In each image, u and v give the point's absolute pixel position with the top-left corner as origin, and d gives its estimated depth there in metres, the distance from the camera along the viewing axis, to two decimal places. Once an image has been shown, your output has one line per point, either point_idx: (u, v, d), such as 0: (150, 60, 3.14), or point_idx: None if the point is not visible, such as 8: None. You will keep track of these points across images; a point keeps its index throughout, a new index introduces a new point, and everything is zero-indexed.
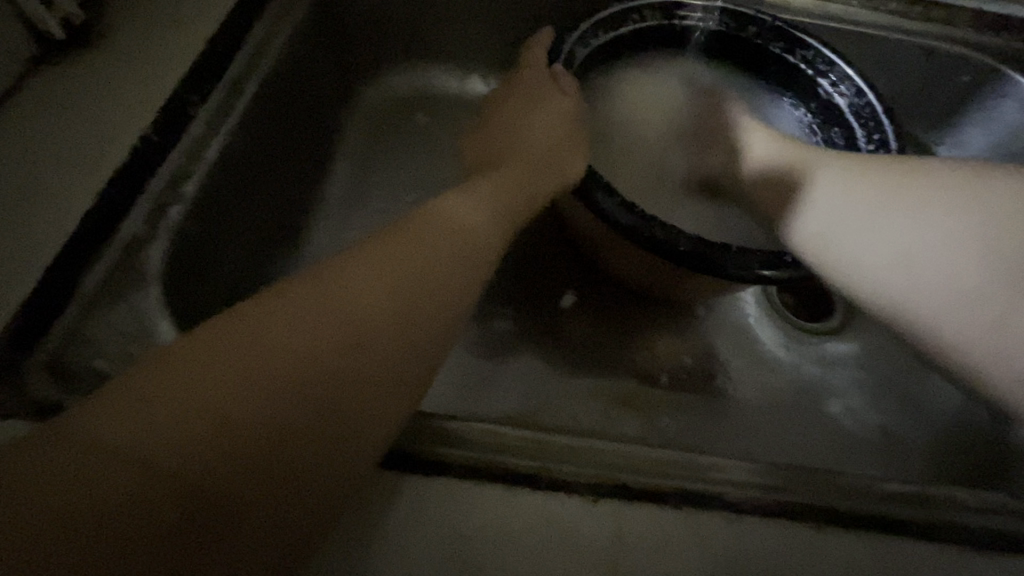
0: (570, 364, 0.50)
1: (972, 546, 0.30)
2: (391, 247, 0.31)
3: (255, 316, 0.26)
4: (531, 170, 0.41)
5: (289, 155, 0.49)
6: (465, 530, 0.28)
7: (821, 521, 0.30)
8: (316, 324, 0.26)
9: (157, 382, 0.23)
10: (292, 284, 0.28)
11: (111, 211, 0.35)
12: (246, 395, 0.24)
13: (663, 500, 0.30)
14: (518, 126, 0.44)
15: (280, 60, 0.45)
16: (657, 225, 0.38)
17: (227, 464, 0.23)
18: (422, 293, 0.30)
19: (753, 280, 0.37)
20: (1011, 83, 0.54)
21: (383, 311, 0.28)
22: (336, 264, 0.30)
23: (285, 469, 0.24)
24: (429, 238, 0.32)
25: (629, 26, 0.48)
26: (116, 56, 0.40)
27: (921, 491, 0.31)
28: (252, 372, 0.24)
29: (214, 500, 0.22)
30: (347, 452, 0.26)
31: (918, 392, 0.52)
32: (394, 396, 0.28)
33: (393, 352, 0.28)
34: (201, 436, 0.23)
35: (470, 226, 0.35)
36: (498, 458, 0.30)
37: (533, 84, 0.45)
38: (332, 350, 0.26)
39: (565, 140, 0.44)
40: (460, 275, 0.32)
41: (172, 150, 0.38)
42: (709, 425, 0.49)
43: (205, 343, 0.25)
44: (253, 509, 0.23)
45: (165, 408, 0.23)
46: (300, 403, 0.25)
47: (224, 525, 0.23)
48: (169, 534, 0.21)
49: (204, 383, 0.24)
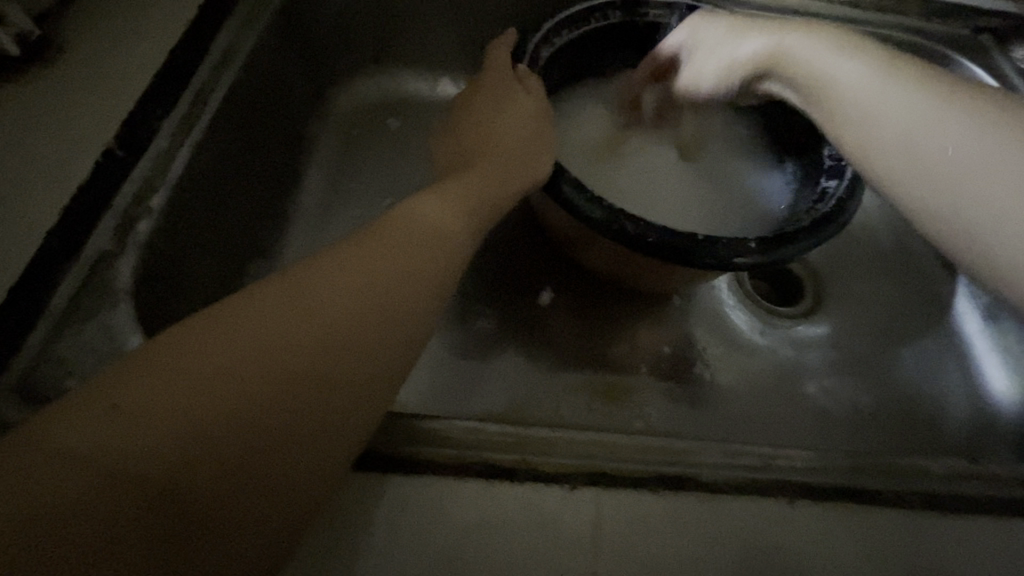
0: (553, 360, 0.51)
1: (936, 510, 0.31)
2: (363, 252, 0.31)
3: (224, 322, 0.26)
4: (500, 169, 0.41)
5: (259, 166, 0.49)
6: (453, 532, 0.28)
7: (792, 495, 0.31)
8: (284, 330, 0.26)
9: (127, 387, 0.23)
10: (263, 289, 0.28)
11: (78, 229, 0.34)
12: (211, 398, 0.24)
13: (639, 486, 0.30)
14: (487, 128, 0.44)
15: (245, 70, 0.45)
16: (625, 217, 0.39)
17: (196, 466, 0.23)
18: (395, 296, 0.30)
19: (722, 267, 0.38)
20: (960, 68, 0.57)
21: (353, 315, 0.28)
22: (305, 269, 0.30)
23: (256, 467, 0.24)
24: (406, 240, 0.33)
25: (593, 24, 0.49)
26: (76, 71, 0.40)
27: (890, 462, 0.32)
28: (218, 380, 0.24)
29: (183, 508, 0.22)
30: (319, 453, 0.26)
31: (891, 368, 0.54)
32: (365, 395, 0.28)
33: (366, 355, 0.28)
34: (171, 439, 0.23)
35: (443, 226, 0.35)
36: (477, 455, 0.30)
37: (499, 84, 0.45)
38: (301, 352, 0.26)
39: (531, 140, 0.44)
40: (434, 274, 0.32)
41: (138, 165, 0.37)
42: (690, 412, 0.50)
43: (173, 349, 0.25)
44: (224, 517, 0.23)
45: (134, 413, 0.23)
46: (266, 404, 0.25)
47: (193, 532, 0.23)
48: (143, 534, 0.22)
49: (174, 388, 0.24)
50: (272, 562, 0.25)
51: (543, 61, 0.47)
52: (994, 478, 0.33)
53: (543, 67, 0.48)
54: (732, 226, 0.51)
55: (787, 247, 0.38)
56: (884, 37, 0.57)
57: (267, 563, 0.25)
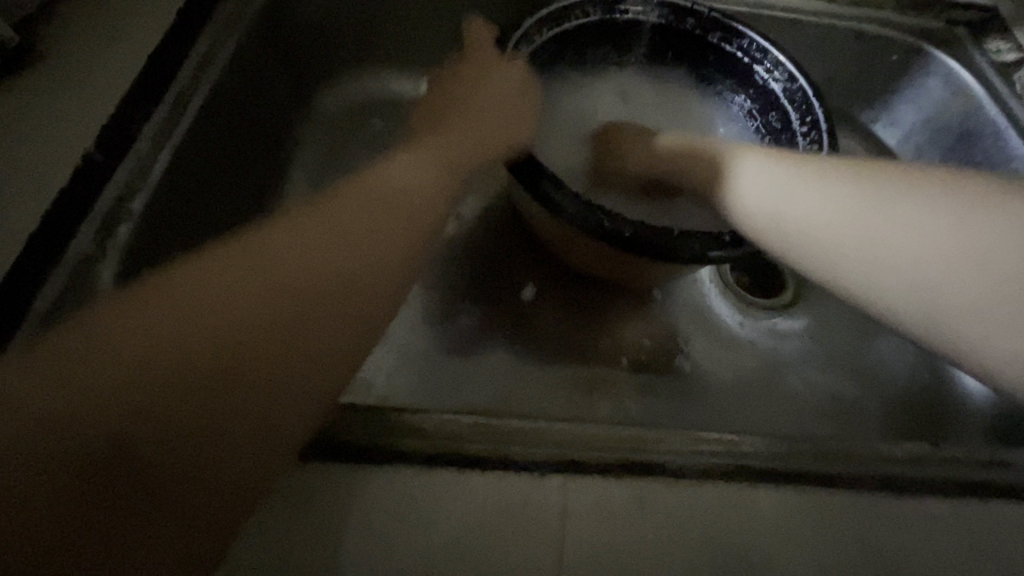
0: (534, 355, 0.52)
1: (896, 492, 0.32)
2: (340, 217, 0.31)
3: (171, 293, 0.25)
4: (478, 140, 0.42)
5: (241, 167, 0.50)
6: (425, 521, 0.29)
7: (756, 480, 0.32)
8: (232, 309, 0.26)
9: (71, 361, 0.23)
10: (215, 258, 0.27)
11: (58, 233, 0.35)
12: (152, 379, 0.23)
13: (607, 473, 0.31)
14: (466, 100, 0.45)
15: (225, 73, 0.46)
16: (603, 213, 0.39)
17: (138, 445, 0.23)
18: (356, 274, 0.29)
19: (696, 260, 0.39)
20: (934, 60, 0.58)
21: (307, 295, 0.27)
22: (283, 226, 0.29)
23: (199, 450, 0.24)
24: (373, 213, 0.32)
25: (573, 22, 0.50)
26: (56, 77, 0.40)
27: (853, 447, 0.33)
28: (187, 332, 0.25)
29: (153, 450, 0.23)
30: (267, 438, 0.26)
31: (866, 357, 0.55)
32: (319, 378, 0.27)
33: (320, 337, 0.27)
34: (112, 418, 0.23)
35: (419, 192, 0.35)
36: (449, 446, 0.31)
37: (481, 63, 0.46)
38: (249, 334, 0.25)
39: (508, 113, 0.45)
40: (401, 251, 0.32)
41: (118, 169, 0.38)
42: (669, 403, 0.51)
43: (118, 320, 0.24)
44: (193, 462, 0.24)
45: (77, 389, 0.23)
46: (210, 387, 0.24)
47: (135, 508, 0.23)
48: (86, 507, 0.23)
49: (114, 366, 0.23)
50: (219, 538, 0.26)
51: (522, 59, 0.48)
52: (953, 461, 0.34)
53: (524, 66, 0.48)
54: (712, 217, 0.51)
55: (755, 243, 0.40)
56: (861, 32, 0.59)
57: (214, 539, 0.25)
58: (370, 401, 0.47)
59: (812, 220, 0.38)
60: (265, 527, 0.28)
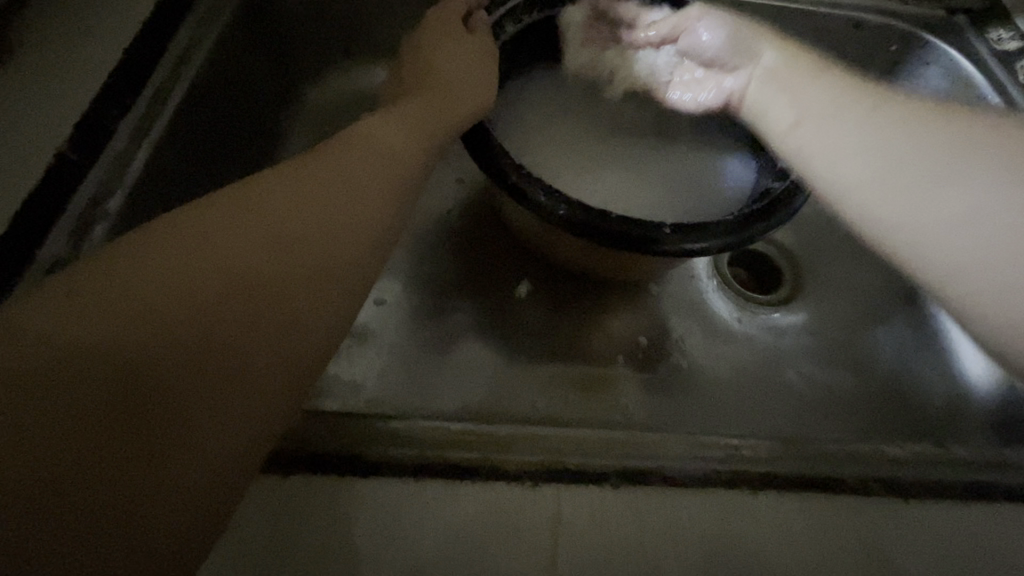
0: (527, 354, 0.51)
1: (900, 497, 0.31)
2: (303, 179, 0.30)
3: (129, 269, 0.24)
4: (444, 97, 0.39)
5: (224, 163, 0.48)
6: (413, 532, 0.28)
7: (756, 486, 0.31)
8: (197, 278, 0.25)
9: (27, 348, 0.22)
10: (169, 229, 0.26)
11: (30, 234, 0.34)
12: (123, 354, 0.23)
13: (602, 481, 0.30)
14: (429, 64, 0.42)
15: (206, 66, 0.44)
16: (564, 201, 0.37)
17: (113, 423, 0.22)
18: (325, 233, 0.28)
19: (672, 254, 0.37)
20: (933, 50, 0.57)
21: (275, 256, 0.27)
22: (245, 190, 0.29)
23: (180, 424, 0.23)
24: (337, 173, 0.31)
25: (564, 6, 0.48)
26: (28, 70, 0.39)
27: (856, 450, 0.32)
28: (156, 298, 0.24)
29: (138, 409, 0.23)
30: (248, 404, 0.25)
31: (868, 352, 0.54)
32: (296, 338, 0.26)
33: (293, 298, 0.27)
34: (82, 396, 0.22)
35: (391, 152, 0.34)
36: (439, 454, 0.30)
37: (447, 27, 0.44)
38: (219, 300, 0.25)
39: (478, 72, 0.42)
40: (371, 213, 0.30)
41: (92, 168, 0.37)
42: (666, 401, 0.50)
43: (74, 303, 0.23)
44: (183, 416, 0.23)
45: (38, 375, 0.22)
46: (186, 357, 0.24)
47: (115, 495, 0.22)
48: (59, 500, 0.21)
49: (79, 345, 0.22)
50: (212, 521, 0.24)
51: (506, 36, 0.47)
52: (955, 461, 0.33)
53: (506, 45, 0.47)
54: (683, 202, 0.49)
55: (743, 228, 0.37)
56: (859, 21, 0.57)
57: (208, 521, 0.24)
58: (359, 405, 0.45)
59: (855, 166, 0.34)
60: (245, 536, 0.27)
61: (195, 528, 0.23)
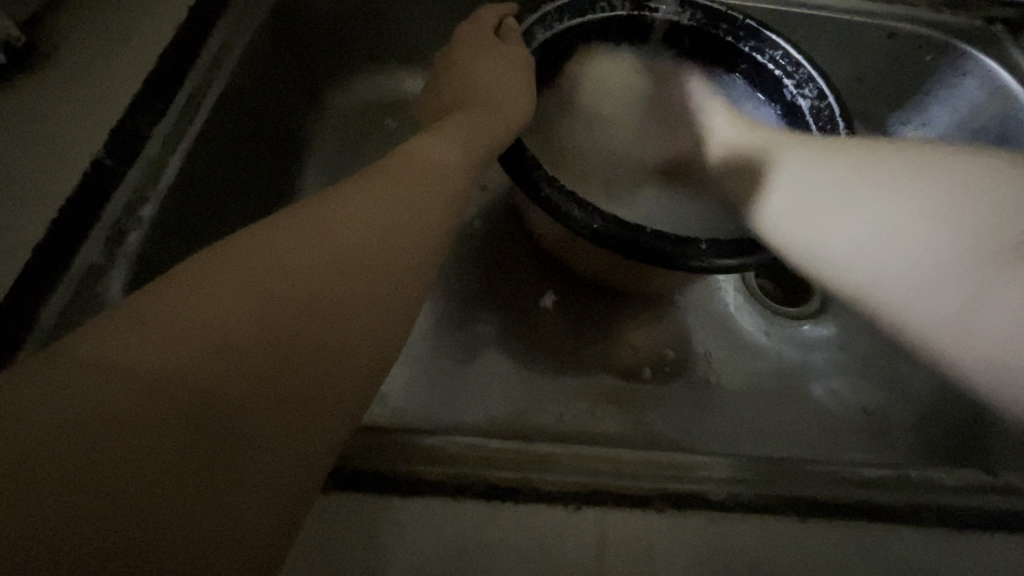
0: (553, 365, 0.50)
1: (952, 527, 0.30)
2: (355, 198, 0.30)
3: (192, 290, 0.24)
4: (485, 110, 0.40)
5: (252, 169, 0.48)
6: (450, 553, 0.27)
7: (805, 512, 0.30)
8: (259, 297, 0.24)
9: (93, 368, 0.21)
10: (223, 251, 0.26)
11: (65, 241, 0.33)
12: (194, 374, 0.22)
13: (647, 504, 0.29)
14: (468, 73, 0.43)
15: (236, 72, 0.44)
16: (597, 214, 0.37)
17: (184, 446, 0.21)
18: (373, 253, 0.28)
19: (709, 270, 0.36)
20: (970, 59, 0.55)
21: (331, 276, 0.26)
22: (301, 210, 0.29)
23: (246, 446, 0.23)
24: (385, 192, 0.31)
25: (596, 15, 0.47)
26: (63, 79, 0.39)
27: (907, 475, 0.32)
28: (220, 317, 0.23)
29: (207, 431, 0.22)
30: (308, 424, 0.25)
31: (900, 368, 0.53)
32: (351, 358, 0.26)
33: (349, 317, 0.26)
34: (152, 418, 0.21)
35: (433, 171, 0.34)
36: (477, 473, 0.30)
37: (477, 38, 0.45)
38: (281, 321, 0.25)
39: (511, 80, 0.43)
40: (415, 234, 0.30)
41: (127, 174, 0.36)
42: (696, 416, 0.49)
43: (139, 323, 0.22)
44: (249, 439, 0.23)
45: (107, 395, 0.21)
46: (253, 378, 0.23)
47: (187, 520, 0.21)
48: (134, 526, 0.20)
49: (149, 366, 0.22)
50: (273, 543, 0.23)
51: (536, 44, 0.46)
52: (1010, 490, 0.32)
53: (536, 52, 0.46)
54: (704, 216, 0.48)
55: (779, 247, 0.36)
56: (893, 30, 0.56)
57: (269, 544, 0.23)
58: (386, 416, 0.45)
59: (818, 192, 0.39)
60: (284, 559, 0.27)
61: (261, 550, 0.23)
